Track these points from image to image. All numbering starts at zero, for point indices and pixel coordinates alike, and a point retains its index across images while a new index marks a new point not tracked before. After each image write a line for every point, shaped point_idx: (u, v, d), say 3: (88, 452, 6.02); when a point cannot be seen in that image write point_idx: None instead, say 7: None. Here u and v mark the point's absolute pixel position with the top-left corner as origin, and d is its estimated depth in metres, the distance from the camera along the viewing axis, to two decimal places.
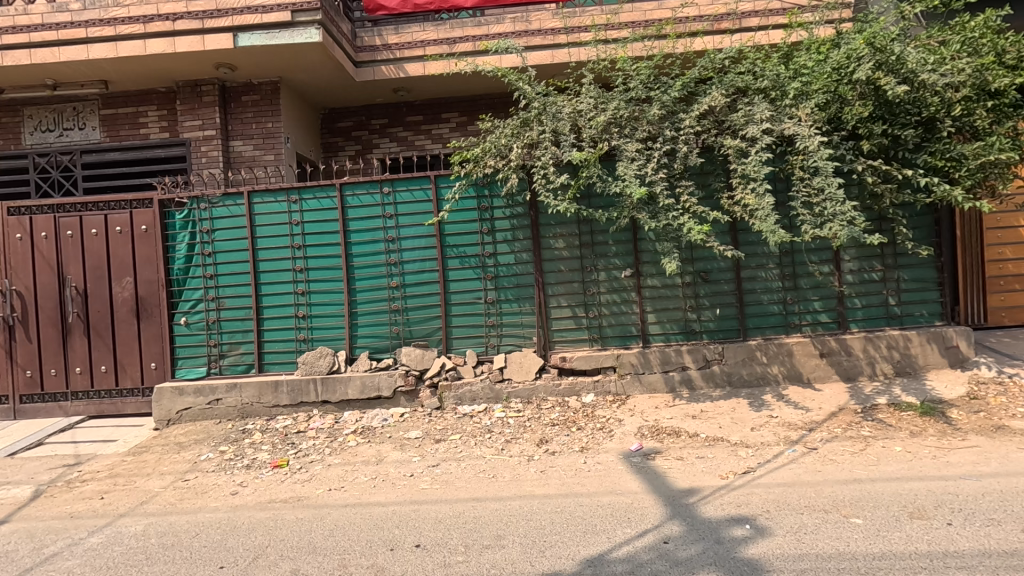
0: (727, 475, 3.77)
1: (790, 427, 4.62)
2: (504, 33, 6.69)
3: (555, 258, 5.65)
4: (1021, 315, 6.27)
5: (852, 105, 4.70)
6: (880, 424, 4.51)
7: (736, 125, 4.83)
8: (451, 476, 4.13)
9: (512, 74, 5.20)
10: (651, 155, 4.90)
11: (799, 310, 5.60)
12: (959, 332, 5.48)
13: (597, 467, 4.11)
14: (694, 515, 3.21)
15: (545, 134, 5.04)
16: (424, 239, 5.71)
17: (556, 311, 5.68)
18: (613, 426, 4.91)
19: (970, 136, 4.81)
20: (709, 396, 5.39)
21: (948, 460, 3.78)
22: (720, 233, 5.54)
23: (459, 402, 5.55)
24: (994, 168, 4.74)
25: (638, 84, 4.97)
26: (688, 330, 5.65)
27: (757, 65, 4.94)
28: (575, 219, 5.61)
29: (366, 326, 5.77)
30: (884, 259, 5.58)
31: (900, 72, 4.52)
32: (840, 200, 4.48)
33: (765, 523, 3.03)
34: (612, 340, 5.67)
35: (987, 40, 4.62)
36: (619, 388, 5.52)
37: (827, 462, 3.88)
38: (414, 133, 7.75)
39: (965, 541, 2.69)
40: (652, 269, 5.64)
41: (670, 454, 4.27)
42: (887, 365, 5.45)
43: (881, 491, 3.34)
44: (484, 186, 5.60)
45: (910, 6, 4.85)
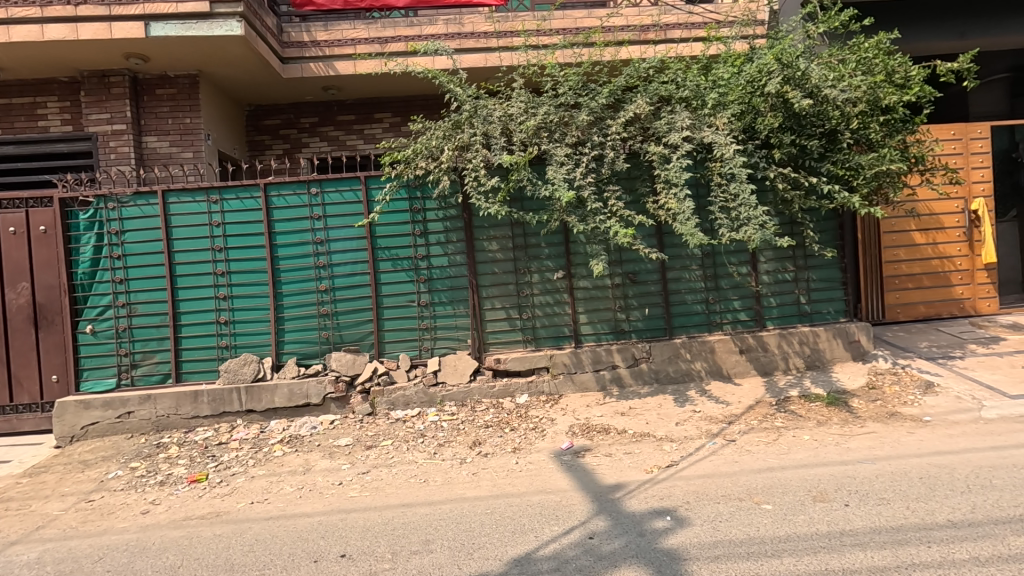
0: (652, 469, 3.92)
1: (712, 421, 4.85)
2: (436, 34, 6.67)
3: (488, 261, 5.68)
4: (914, 311, 6.88)
5: (765, 116, 5.00)
6: (792, 415, 4.82)
7: (660, 132, 5.05)
8: (382, 483, 4.05)
9: (442, 75, 5.20)
10: (580, 159, 5.02)
11: (720, 309, 5.90)
12: (861, 327, 5.94)
13: (529, 467, 4.16)
14: (619, 509, 3.31)
15: (476, 137, 5.07)
16: (354, 241, 5.58)
17: (490, 313, 5.71)
18: (545, 425, 4.99)
19: (867, 147, 5.20)
20: (638, 393, 5.59)
21: (848, 446, 4.10)
22: (646, 236, 5.75)
23: (392, 407, 5.45)
24: (887, 177, 5.18)
25: (568, 90, 5.10)
26: (618, 329, 5.82)
27: (679, 75, 5.18)
28: (507, 222, 5.66)
29: (294, 331, 5.57)
30: (796, 260, 5.98)
31: (805, 87, 4.87)
32: (752, 205, 4.76)
33: (685, 514, 3.16)
34: (545, 340, 5.76)
35: (879, 60, 5.04)
36: (552, 388, 5.62)
37: (743, 453, 4.11)
38: (346, 133, 7.57)
39: (859, 520, 2.92)
40: (583, 271, 5.76)
41: (599, 451, 4.38)
42: (799, 359, 5.85)
43: (789, 478, 3.58)
44: (416, 187, 5.55)
45: (815, 26, 5.26)
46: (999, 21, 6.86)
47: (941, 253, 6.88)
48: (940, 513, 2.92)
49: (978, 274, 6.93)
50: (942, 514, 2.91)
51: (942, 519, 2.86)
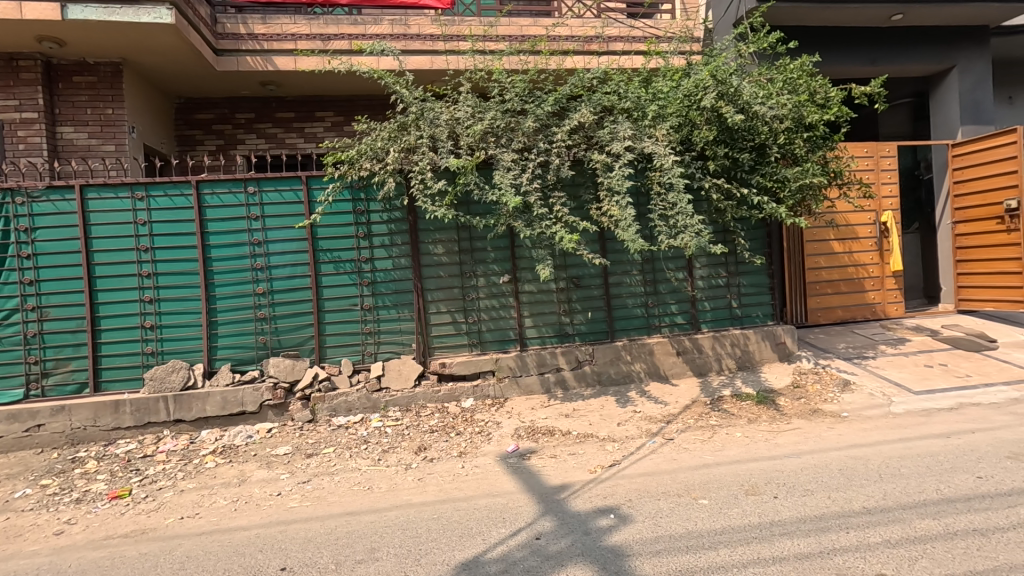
0: (595, 469, 4.02)
1: (652, 420, 5.03)
2: (381, 34, 6.60)
3: (434, 264, 5.64)
4: (832, 315, 7.41)
5: (700, 128, 5.22)
6: (725, 414, 5.08)
7: (603, 141, 5.22)
8: (324, 491, 3.93)
9: (388, 76, 5.16)
10: (526, 165, 5.09)
11: (658, 313, 6.13)
12: (787, 330, 6.33)
13: (475, 470, 4.16)
14: (565, 510, 3.37)
15: (423, 139, 5.06)
16: (294, 243, 5.40)
17: (435, 317, 5.67)
18: (491, 428, 5.01)
19: (792, 161, 5.55)
20: (581, 395, 5.71)
21: (776, 441, 4.36)
22: (590, 242, 5.90)
23: (333, 413, 5.30)
24: (809, 190, 5.56)
25: (514, 97, 5.16)
26: (562, 332, 5.93)
27: (621, 86, 5.37)
28: (453, 225, 5.65)
29: (228, 336, 5.32)
30: (728, 266, 6.30)
31: (738, 103, 5.14)
32: (689, 214, 4.98)
33: (628, 511, 3.26)
34: (491, 344, 5.78)
35: (803, 80, 5.41)
36: (497, 391, 5.65)
37: (681, 451, 4.29)
38: (285, 130, 7.31)
39: (787, 511, 3.12)
40: (528, 275, 5.83)
41: (544, 453, 4.44)
42: (731, 360, 6.16)
43: (723, 473, 3.76)
44: (360, 189, 5.45)
45: (746, 46, 5.60)
46: (905, 51, 7.49)
47: (855, 261, 7.44)
48: (857, 501, 3.17)
49: (887, 281, 7.55)
50: (858, 502, 3.15)
51: (859, 507, 3.10)
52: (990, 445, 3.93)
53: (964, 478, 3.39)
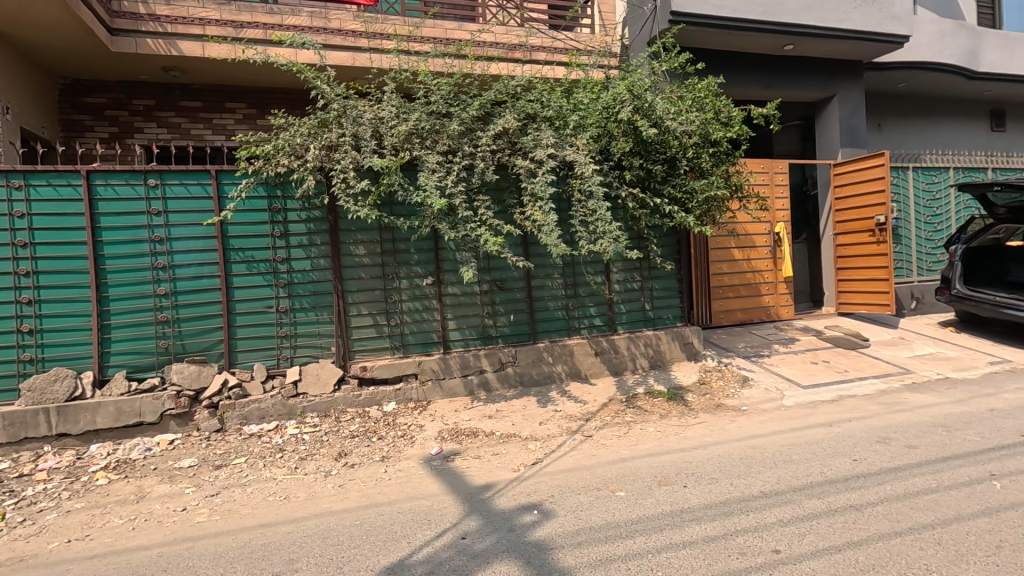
0: (519, 468, 4.10)
1: (572, 419, 5.20)
2: (300, 26, 6.34)
3: (356, 265, 5.51)
4: (733, 317, 8.03)
5: (618, 140, 5.53)
6: (639, 410, 5.37)
7: (526, 148, 5.36)
8: (236, 504, 3.72)
9: (309, 71, 5.06)
10: (451, 168, 5.11)
11: (578, 315, 6.35)
12: (694, 331, 6.77)
13: (398, 474, 4.10)
14: (489, 508, 3.42)
15: (345, 138, 4.96)
16: (200, 240, 5.06)
17: (356, 319, 5.53)
18: (414, 432, 4.96)
19: (699, 174, 5.92)
20: (504, 396, 5.79)
21: (685, 435, 4.67)
22: (513, 245, 6.02)
23: (245, 422, 5.02)
24: (714, 202, 5.99)
25: (439, 99, 5.17)
26: (486, 335, 5.98)
27: (544, 95, 5.54)
28: (375, 226, 5.54)
29: (123, 340, 4.89)
30: (642, 271, 6.65)
31: (652, 117, 5.38)
32: (607, 220, 5.21)
33: (550, 507, 3.37)
34: (414, 347, 5.72)
35: (709, 100, 5.81)
36: (420, 395, 5.60)
37: (600, 447, 4.48)
38: (190, 120, 6.82)
39: (695, 498, 3.36)
40: (452, 278, 5.84)
41: (468, 454, 4.47)
42: (644, 360, 6.51)
43: (638, 466, 3.98)
44: (276, 185, 5.23)
45: (659, 65, 5.95)
46: (795, 77, 8.27)
47: (753, 267, 8.11)
48: (755, 486, 3.48)
49: (780, 286, 8.30)
50: (757, 487, 3.46)
51: (757, 491, 3.40)
52: (864, 431, 4.45)
53: (843, 461, 3.81)
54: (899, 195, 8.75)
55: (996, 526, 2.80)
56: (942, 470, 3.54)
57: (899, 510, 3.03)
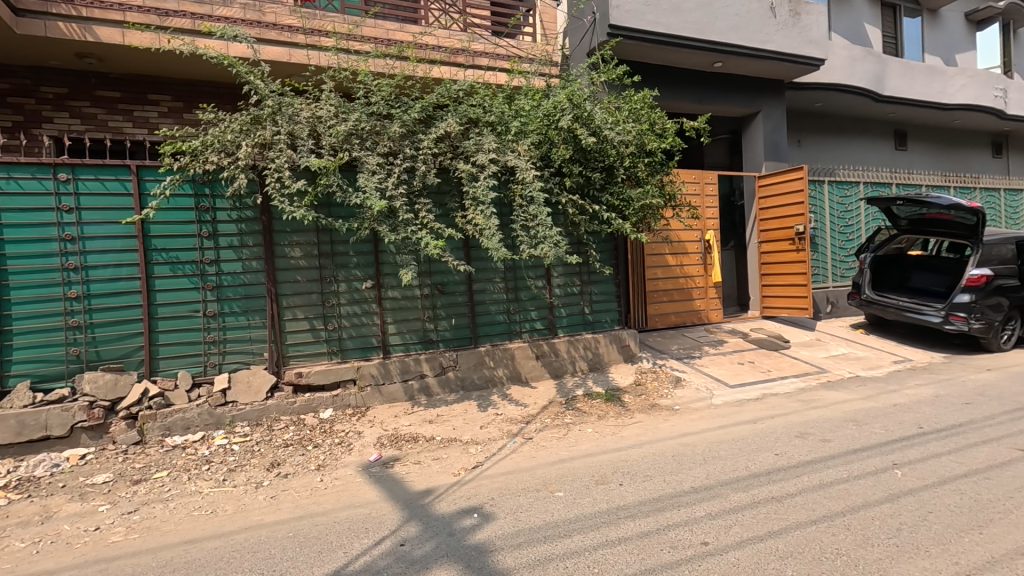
0: (459, 472, 4.09)
1: (512, 421, 5.24)
2: (232, 18, 6.06)
3: (290, 268, 5.32)
4: (667, 320, 8.36)
5: (558, 147, 5.64)
6: (578, 412, 5.48)
7: (468, 152, 5.37)
8: (157, 521, 3.49)
9: (241, 65, 4.88)
10: (391, 170, 5.04)
11: (519, 319, 6.42)
12: (631, 333, 6.98)
13: (334, 483, 3.99)
14: (429, 514, 3.39)
15: (280, 136, 4.80)
16: (118, 240, 4.74)
17: (291, 323, 5.34)
18: (351, 438, 4.84)
19: (635, 183, 6.12)
20: (445, 401, 5.75)
21: (621, 435, 4.81)
22: (454, 249, 6.02)
23: (167, 433, 4.72)
24: (649, 210, 6.22)
25: (380, 100, 5.10)
26: (426, 339, 5.93)
27: (486, 101, 5.58)
28: (312, 227, 5.38)
29: (27, 347, 4.50)
30: (581, 276, 6.80)
31: (591, 126, 5.55)
32: (548, 226, 5.31)
33: (491, 510, 3.38)
34: (352, 352, 5.59)
35: (645, 112, 6.02)
36: (358, 401, 5.47)
37: (539, 448, 4.54)
38: (108, 111, 6.37)
39: (630, 495, 3.48)
40: (392, 281, 5.75)
41: (408, 459, 4.41)
42: (583, 362, 6.64)
43: (576, 467, 4.07)
44: (204, 183, 4.99)
45: (599, 76, 6.13)
46: (724, 93, 8.72)
47: (686, 272, 8.47)
48: (686, 482, 3.63)
49: (710, 290, 8.71)
50: (687, 482, 3.62)
51: (688, 487, 3.56)
52: (785, 427, 4.74)
53: (766, 456, 4.04)
54: (815, 207, 9.41)
55: (897, 511, 3.07)
56: (852, 462, 3.83)
57: (814, 499, 3.26)
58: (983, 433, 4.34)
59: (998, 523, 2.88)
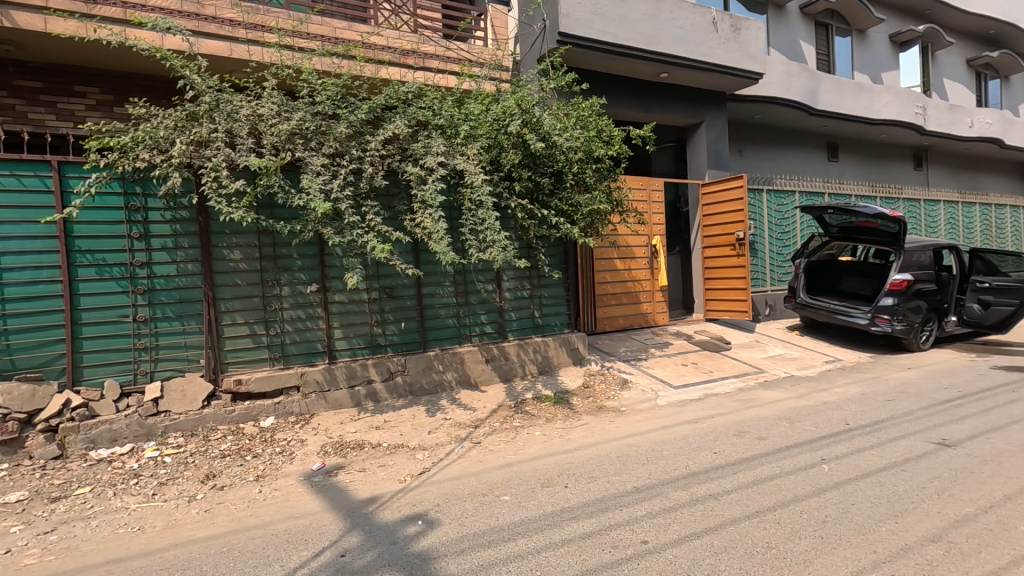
0: (405, 479, 4.04)
1: (461, 426, 5.22)
2: (167, 9, 5.76)
3: (230, 271, 5.12)
4: (616, 323, 8.53)
5: (507, 152, 5.67)
6: (526, 415, 5.52)
7: (417, 154, 5.32)
8: (77, 540, 3.27)
9: (176, 59, 4.67)
10: (337, 171, 4.94)
11: (469, 323, 6.40)
12: (580, 336, 7.08)
13: (274, 494, 3.85)
14: (372, 522, 3.33)
15: (217, 134, 4.62)
16: (37, 240, 4.45)
17: (229, 329, 5.14)
18: (293, 447, 4.69)
19: (584, 188, 6.22)
20: (392, 406, 5.66)
21: (568, 437, 4.87)
22: (403, 252, 5.95)
23: (91, 446, 4.44)
24: (597, 216, 6.33)
25: (325, 100, 4.98)
26: (374, 344, 5.83)
27: (435, 103, 5.55)
28: (253, 229, 5.20)
29: None
30: (531, 280, 6.85)
31: (540, 132, 5.61)
32: (496, 230, 5.32)
33: (435, 516, 3.35)
34: (295, 357, 5.42)
35: (593, 119, 6.13)
36: (302, 408, 5.31)
37: (487, 453, 4.54)
38: (28, 103, 5.94)
39: (575, 497, 3.52)
40: (337, 285, 5.62)
41: (352, 467, 4.31)
42: (533, 365, 6.69)
43: (523, 470, 4.09)
44: (135, 182, 4.76)
45: (548, 82, 6.20)
46: (669, 103, 9.00)
47: (633, 276, 8.68)
48: (629, 482, 3.72)
49: (656, 294, 8.96)
50: (630, 483, 3.70)
51: (631, 487, 3.63)
52: (724, 426, 4.92)
53: (706, 454, 4.19)
54: (755, 214, 9.82)
55: (823, 504, 3.24)
56: (784, 458, 4.02)
57: (748, 495, 3.40)
58: (902, 428, 4.64)
59: (913, 512, 3.08)
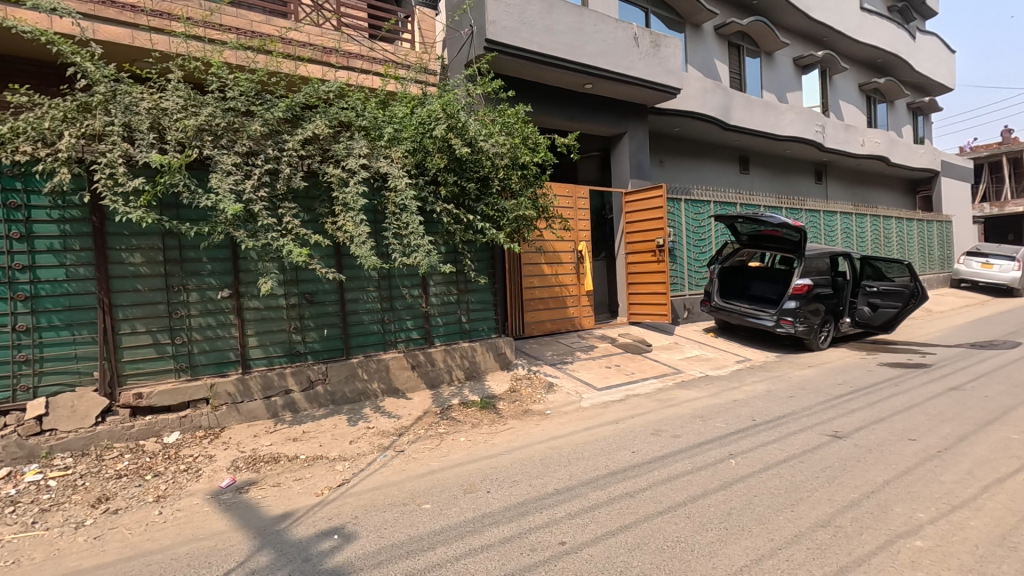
0: (322, 492, 3.88)
1: (384, 435, 5.09)
2: None
3: (129, 275, 4.75)
4: (543, 327, 8.67)
5: (433, 156, 5.62)
6: (452, 421, 5.48)
7: (338, 156, 5.17)
8: None
9: (66, 44, 4.28)
10: (251, 171, 4.70)
11: (394, 328, 6.27)
12: (507, 341, 7.11)
13: (176, 515, 3.59)
14: (284, 540, 3.18)
15: (113, 127, 4.27)
16: None
17: (128, 338, 4.75)
18: (200, 464, 4.39)
19: (510, 194, 6.27)
20: (312, 416, 5.43)
21: (493, 442, 4.88)
22: (324, 256, 5.77)
23: None
24: (523, 221, 6.40)
25: (238, 96, 4.73)
26: (292, 351, 5.58)
27: (358, 104, 5.43)
28: (156, 231, 4.86)
29: None
30: (458, 284, 6.83)
31: (466, 137, 5.61)
32: (420, 234, 5.26)
33: (352, 529, 3.25)
34: (204, 368, 5.09)
35: (519, 126, 6.20)
36: (211, 421, 4.98)
37: (410, 461, 4.46)
38: None
39: (496, 501, 3.54)
40: (252, 291, 5.34)
41: (265, 482, 4.09)
42: (460, 371, 6.64)
43: (446, 477, 4.04)
44: (16, 177, 4.34)
45: (475, 88, 6.22)
46: (593, 113, 9.28)
47: (560, 281, 8.85)
48: (550, 484, 3.78)
49: (582, 298, 9.18)
50: (551, 485, 3.76)
51: (552, 489, 3.69)
52: (643, 425, 5.12)
53: (624, 454, 4.33)
54: (674, 222, 10.30)
55: (728, 497, 3.43)
56: (695, 454, 4.22)
57: (662, 492, 3.54)
58: (801, 422, 5.02)
59: (806, 501, 3.33)
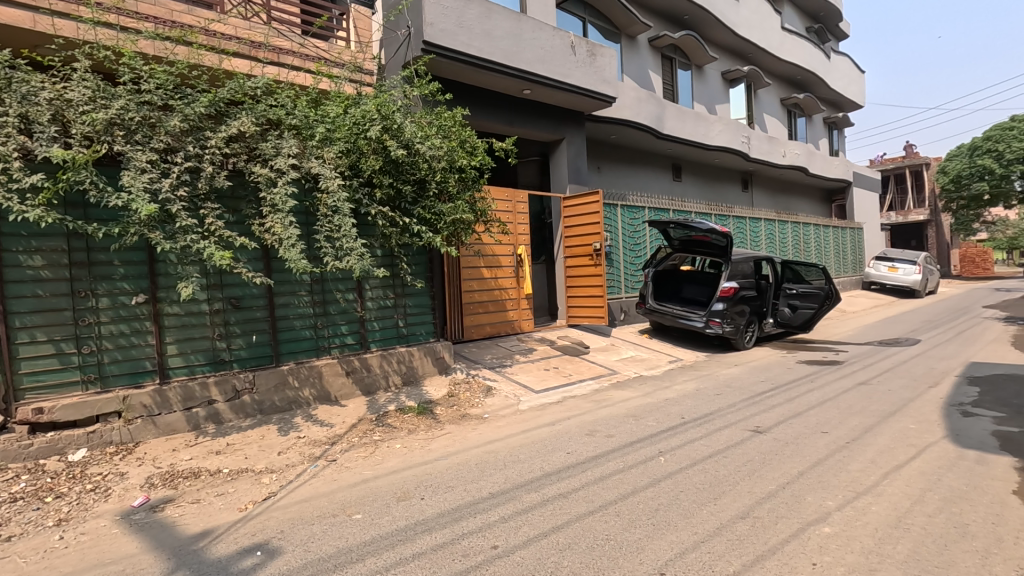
0: (246, 506, 3.70)
1: (315, 444, 4.92)
2: None
3: (28, 280, 4.36)
4: (483, 330, 8.66)
5: (368, 157, 5.49)
6: (387, 428, 5.36)
7: (265, 155, 4.96)
8: None
9: None
10: (168, 169, 4.42)
11: (328, 334, 6.08)
12: (445, 345, 7.06)
13: (79, 540, 3.31)
14: (202, 559, 3.00)
15: (8, 117, 3.91)
16: None
17: (27, 348, 4.36)
18: (110, 482, 4.08)
19: (447, 197, 6.23)
20: (237, 427, 5.18)
21: (429, 447, 4.82)
22: (251, 259, 5.52)
23: None
24: (461, 225, 6.37)
25: (154, 88, 4.44)
26: (216, 359, 5.30)
27: (288, 102, 5.24)
28: (60, 232, 4.50)
29: None
30: (395, 288, 6.72)
31: (401, 138, 5.52)
32: (353, 237, 5.14)
33: (277, 545, 3.11)
34: (117, 379, 4.74)
35: (456, 129, 6.16)
36: (125, 436, 4.65)
37: (342, 470, 4.33)
38: None
39: (430, 508, 3.49)
40: (170, 296, 5.03)
41: (183, 499, 3.85)
42: (397, 376, 6.52)
43: (379, 486, 3.95)
44: None
45: (412, 90, 6.13)
46: (531, 119, 9.38)
47: (500, 284, 8.87)
48: (485, 488, 3.77)
49: (522, 301, 9.25)
50: (486, 489, 3.75)
51: (486, 493, 3.69)
52: (578, 426, 5.20)
53: (559, 455, 4.39)
54: (611, 227, 10.56)
55: (656, 494, 3.54)
56: (627, 453, 4.34)
57: (593, 491, 3.61)
58: (726, 419, 5.26)
59: (728, 494, 3.49)
